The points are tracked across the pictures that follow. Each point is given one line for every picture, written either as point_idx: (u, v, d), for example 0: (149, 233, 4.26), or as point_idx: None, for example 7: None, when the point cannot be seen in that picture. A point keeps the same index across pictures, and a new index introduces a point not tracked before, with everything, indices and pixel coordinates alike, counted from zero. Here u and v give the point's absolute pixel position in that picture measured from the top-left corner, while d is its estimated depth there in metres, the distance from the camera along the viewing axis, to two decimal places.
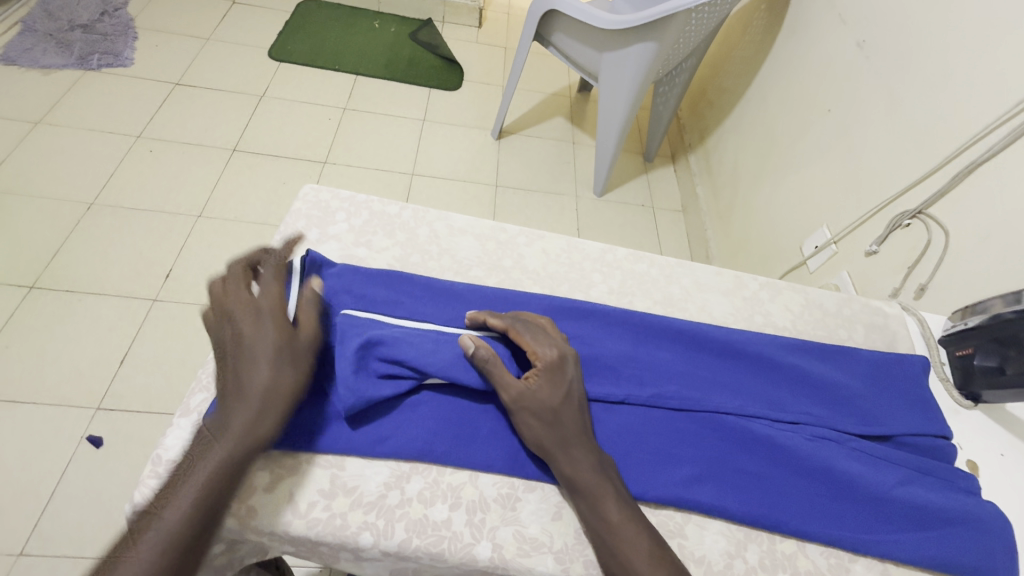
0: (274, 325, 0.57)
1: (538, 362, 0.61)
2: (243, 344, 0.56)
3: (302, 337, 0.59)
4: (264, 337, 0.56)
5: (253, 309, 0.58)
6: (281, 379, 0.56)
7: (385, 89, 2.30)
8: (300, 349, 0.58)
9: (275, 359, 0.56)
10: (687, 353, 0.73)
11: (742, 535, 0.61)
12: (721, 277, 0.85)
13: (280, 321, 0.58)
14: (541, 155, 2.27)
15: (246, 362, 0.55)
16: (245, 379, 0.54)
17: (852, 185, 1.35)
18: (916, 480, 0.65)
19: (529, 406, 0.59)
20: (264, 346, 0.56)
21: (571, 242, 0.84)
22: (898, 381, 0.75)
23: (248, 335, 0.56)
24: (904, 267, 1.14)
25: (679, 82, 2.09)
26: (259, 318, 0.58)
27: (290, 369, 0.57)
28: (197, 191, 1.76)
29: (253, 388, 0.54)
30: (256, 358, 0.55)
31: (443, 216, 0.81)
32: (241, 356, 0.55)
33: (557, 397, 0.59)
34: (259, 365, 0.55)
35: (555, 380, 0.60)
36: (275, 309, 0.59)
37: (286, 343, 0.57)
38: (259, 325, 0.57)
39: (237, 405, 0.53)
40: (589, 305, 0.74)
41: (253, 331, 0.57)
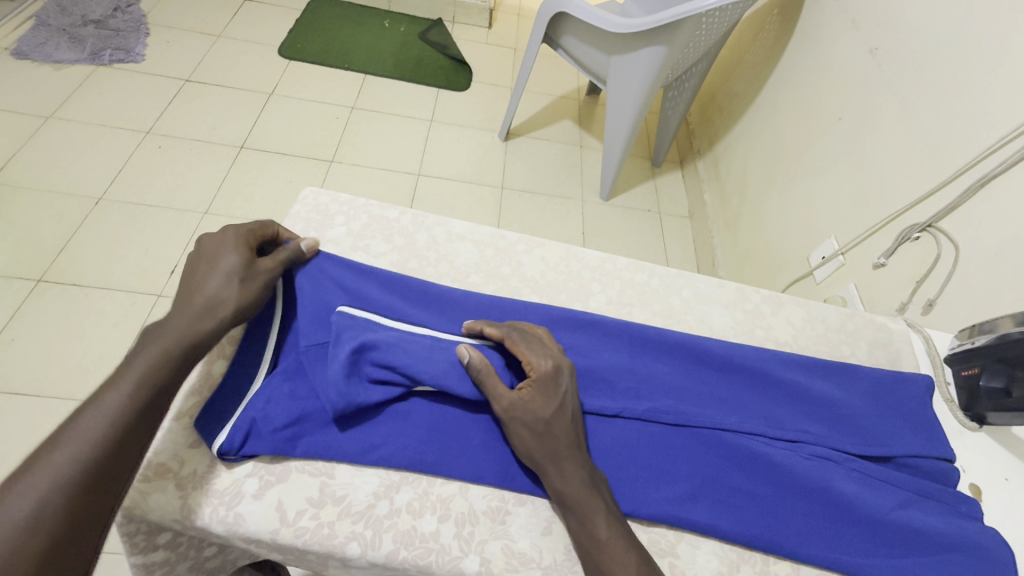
0: (235, 249, 0.60)
1: (533, 373, 0.60)
2: (202, 260, 0.59)
3: (262, 266, 0.62)
4: (221, 256, 0.59)
5: (222, 237, 0.62)
6: (227, 292, 0.57)
7: (394, 89, 2.31)
8: (255, 273, 0.60)
9: (225, 274, 0.58)
10: (685, 366, 0.72)
11: (735, 555, 0.59)
12: (723, 289, 0.83)
13: (243, 247, 0.61)
14: (548, 158, 2.26)
15: (198, 274, 0.58)
16: (194, 289, 0.57)
17: (861, 196, 1.33)
18: (915, 504, 0.64)
19: (520, 417, 0.58)
20: (220, 263, 0.58)
21: (571, 250, 0.83)
22: (901, 401, 0.73)
23: (209, 253, 0.59)
24: (912, 281, 1.13)
25: (689, 87, 2.07)
26: (224, 243, 0.61)
27: (238, 286, 0.58)
28: (205, 188, 1.77)
29: (199, 295, 0.56)
30: (208, 270, 0.58)
31: (442, 221, 0.81)
32: (197, 270, 0.58)
33: (550, 410, 0.58)
34: (209, 279, 0.57)
35: (548, 392, 0.59)
36: (243, 238, 0.62)
37: (241, 264, 0.59)
38: (222, 247, 0.60)
39: (177, 310, 0.55)
40: (586, 315, 0.73)
41: (214, 250, 0.60)
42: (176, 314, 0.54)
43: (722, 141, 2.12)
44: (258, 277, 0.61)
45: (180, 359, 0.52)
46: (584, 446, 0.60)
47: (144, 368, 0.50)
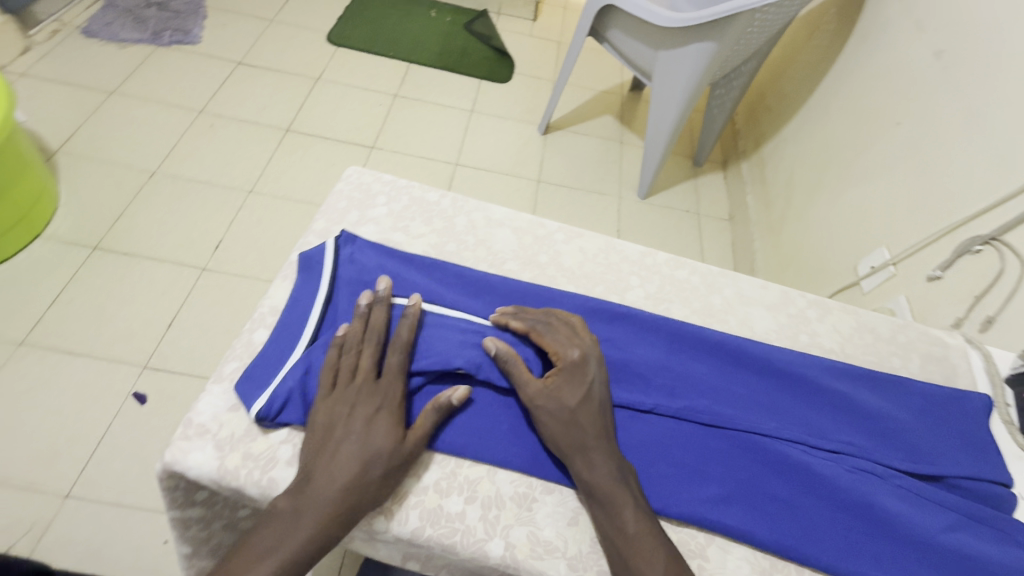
0: (383, 428, 0.54)
1: (560, 362, 0.60)
2: (345, 438, 0.53)
3: (412, 448, 0.55)
4: (367, 438, 0.53)
5: (373, 403, 0.56)
6: (373, 485, 0.52)
7: (436, 78, 2.32)
8: (401, 458, 0.54)
9: (372, 460, 0.53)
10: (722, 367, 0.70)
11: (767, 563, 0.57)
12: (767, 291, 0.80)
13: (392, 426, 0.55)
14: (586, 153, 2.24)
15: (340, 457, 0.52)
16: (336, 473, 0.51)
17: (918, 203, 1.27)
18: (966, 528, 0.60)
19: (545, 406, 0.58)
20: (367, 446, 0.53)
21: (610, 242, 0.81)
22: (955, 419, 0.69)
23: (353, 431, 0.54)
24: (971, 296, 1.08)
25: (737, 86, 2.01)
26: (375, 416, 0.55)
27: (385, 476, 0.53)
28: (251, 167, 1.82)
29: (342, 479, 0.51)
30: (353, 456, 0.52)
31: (482, 207, 0.80)
32: (340, 451, 0.53)
33: (575, 399, 0.58)
34: (353, 465, 0.52)
35: (574, 381, 0.59)
36: (391, 411, 0.56)
37: (389, 452, 0.53)
38: (373, 423, 0.54)
39: (319, 506, 0.50)
40: (623, 309, 0.72)
41: (362, 428, 0.54)
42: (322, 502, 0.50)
43: (769, 143, 2.05)
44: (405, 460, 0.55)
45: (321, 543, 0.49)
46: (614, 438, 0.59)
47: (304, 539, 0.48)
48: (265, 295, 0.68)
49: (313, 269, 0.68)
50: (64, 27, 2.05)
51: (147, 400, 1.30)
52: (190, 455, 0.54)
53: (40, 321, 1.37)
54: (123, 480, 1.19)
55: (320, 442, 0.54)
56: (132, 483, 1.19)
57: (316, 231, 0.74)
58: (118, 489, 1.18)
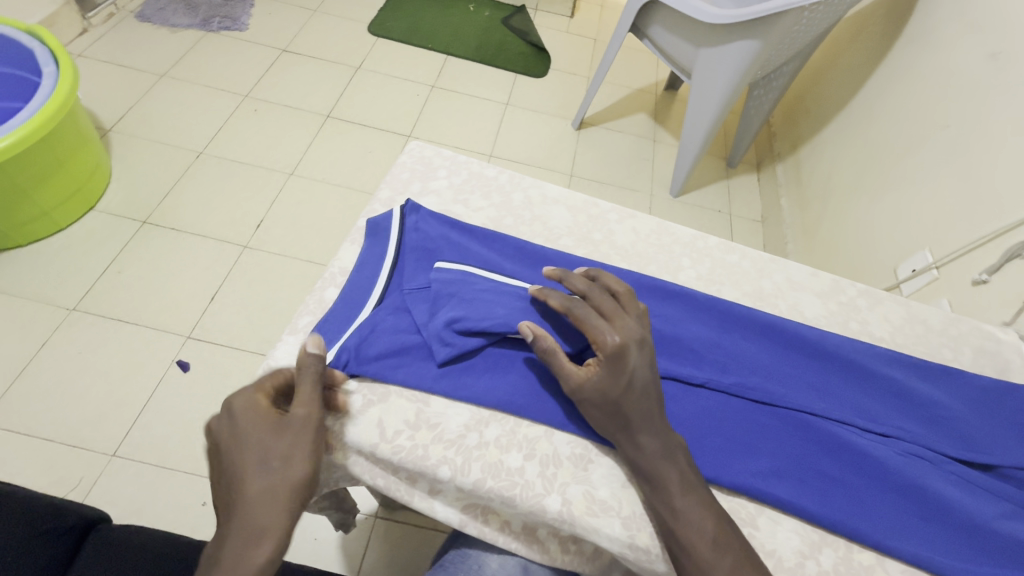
0: (259, 424, 0.51)
1: (600, 352, 0.57)
2: (229, 456, 0.50)
3: (302, 423, 0.52)
4: (244, 441, 0.50)
5: (232, 408, 0.52)
6: (283, 471, 0.49)
7: (473, 71, 2.35)
8: (295, 436, 0.51)
9: (265, 455, 0.49)
10: (775, 348, 0.71)
11: (817, 537, 0.58)
12: (817, 278, 0.81)
13: (264, 419, 0.51)
14: (620, 150, 2.25)
15: (235, 475, 0.49)
16: (238, 486, 0.48)
17: (966, 207, 1.25)
18: (1018, 516, 0.61)
19: (588, 398, 0.57)
20: (251, 447, 0.50)
21: (661, 224, 0.83)
22: (1010, 412, 0.69)
23: (232, 445, 0.50)
24: (1019, 300, 1.07)
25: (777, 86, 1.99)
26: (240, 418, 0.51)
27: (290, 460, 0.50)
28: (293, 151, 1.88)
29: (244, 489, 0.48)
30: (246, 466, 0.49)
31: (539, 185, 0.83)
32: (228, 468, 0.49)
33: (618, 388, 0.56)
34: (249, 472, 0.48)
35: (615, 371, 0.56)
36: (254, 406, 0.52)
37: (278, 439, 0.50)
38: (242, 425, 0.51)
39: (240, 523, 0.47)
40: (676, 288, 0.74)
41: (236, 437, 0.50)
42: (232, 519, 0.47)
43: (807, 145, 2.03)
44: (302, 438, 0.51)
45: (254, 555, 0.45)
46: (662, 420, 0.57)
47: (231, 559, 0.45)
48: (335, 256, 0.71)
49: (381, 234, 0.71)
50: (119, 11, 2.13)
51: (190, 368, 1.35)
52: None
53: (93, 288, 1.44)
54: (166, 443, 1.24)
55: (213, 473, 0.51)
56: (175, 446, 1.24)
57: (381, 200, 0.77)
58: (160, 450, 1.23)
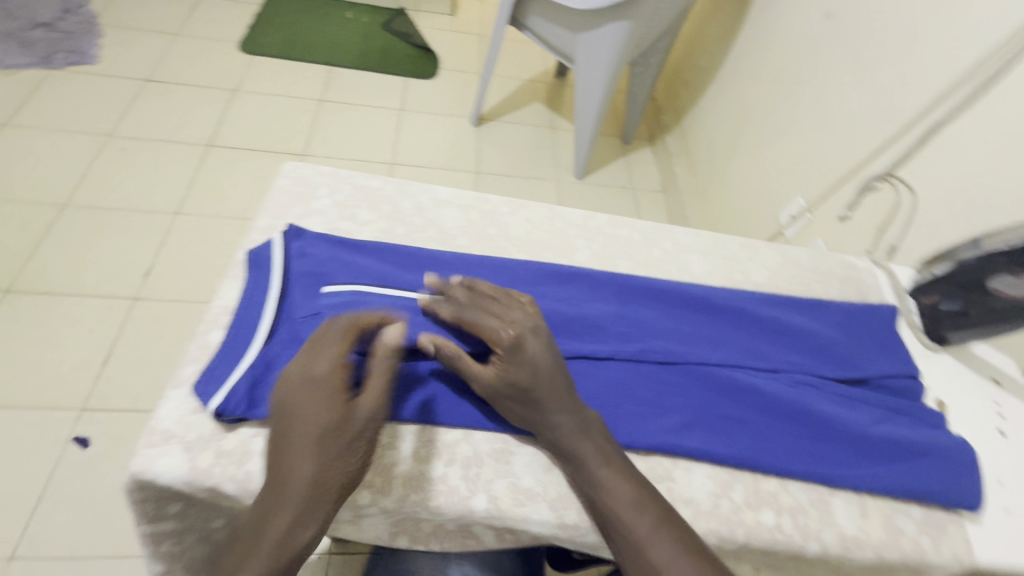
0: (328, 400, 0.52)
1: (499, 348, 0.58)
2: (314, 428, 0.51)
3: (371, 415, 0.53)
4: (327, 422, 0.51)
5: (325, 384, 0.53)
6: (339, 458, 0.51)
7: (361, 80, 2.29)
8: (360, 426, 0.52)
9: (325, 434, 0.51)
10: (670, 310, 0.76)
11: (727, 476, 0.63)
12: (701, 238, 0.86)
13: (334, 395, 0.52)
14: (521, 141, 2.28)
15: (291, 450, 0.50)
16: (314, 462, 0.50)
17: (825, 152, 1.40)
18: (889, 419, 0.69)
19: (503, 393, 0.58)
20: (334, 429, 0.51)
21: (553, 209, 0.85)
22: (871, 328, 0.79)
23: (300, 413, 0.52)
24: (876, 228, 1.22)
25: (655, 62, 2.11)
26: (331, 396, 0.52)
27: (349, 449, 0.51)
28: (175, 187, 1.73)
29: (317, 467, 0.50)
30: (302, 446, 0.50)
31: (427, 188, 0.82)
32: (311, 443, 0.50)
33: (525, 376, 0.57)
34: (327, 452, 0.50)
35: (518, 362, 0.57)
36: (337, 387, 0.53)
37: (353, 431, 0.52)
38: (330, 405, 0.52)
39: (296, 499, 0.49)
40: (573, 270, 0.76)
41: (326, 413, 0.51)
42: (302, 489, 0.49)
43: (690, 115, 2.18)
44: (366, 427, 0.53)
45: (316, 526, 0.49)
46: (569, 394, 0.59)
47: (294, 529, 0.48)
48: (216, 296, 0.67)
49: (264, 264, 0.67)
50: None
51: (90, 442, 1.21)
52: (136, 462, 0.53)
53: None
54: (72, 531, 1.11)
55: (288, 436, 0.51)
56: (85, 533, 1.11)
57: (260, 229, 0.73)
58: (68, 541, 1.10)
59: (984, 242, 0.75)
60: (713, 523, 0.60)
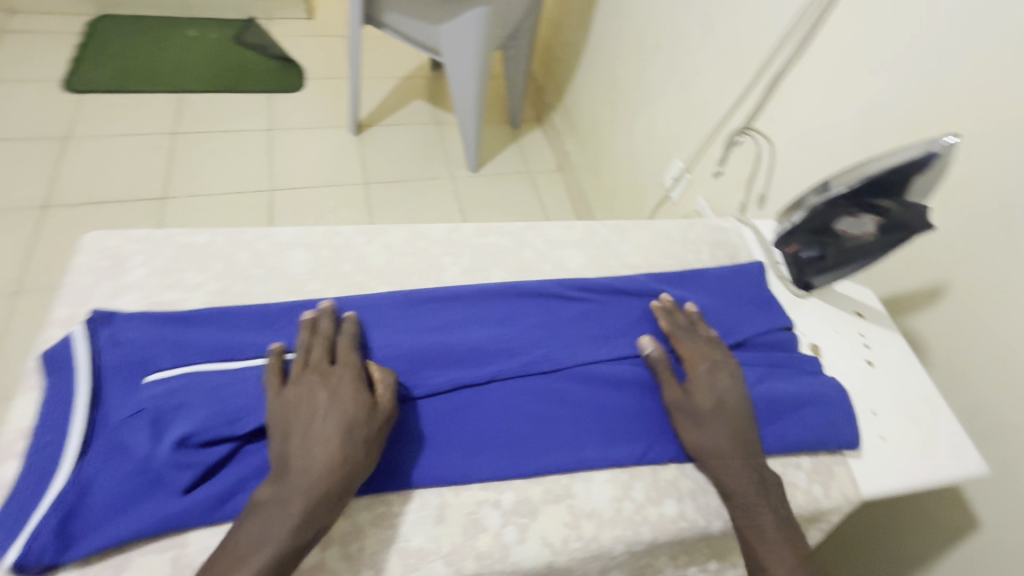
0: (349, 395, 0.54)
1: (695, 372, 0.66)
2: (326, 414, 0.53)
3: (382, 405, 0.55)
4: (339, 411, 0.53)
5: (334, 380, 0.56)
6: (356, 441, 0.52)
7: (217, 103, 2.08)
8: (374, 413, 0.54)
9: (350, 425, 0.53)
10: (551, 312, 0.72)
11: (627, 476, 0.62)
12: (572, 229, 0.84)
13: (356, 390, 0.55)
14: (407, 143, 2.18)
15: (304, 434, 0.52)
16: (327, 441, 0.51)
17: (691, 113, 1.44)
18: (772, 376, 0.72)
19: (685, 409, 0.64)
20: (347, 415, 0.53)
21: (413, 229, 0.78)
22: (744, 287, 0.81)
23: (322, 407, 0.53)
24: (745, 180, 1.27)
25: (524, 43, 2.08)
26: (343, 389, 0.55)
27: (362, 433, 0.53)
28: (10, 263, 1.49)
29: (332, 448, 0.51)
30: (316, 429, 0.52)
31: (265, 233, 0.73)
32: (325, 425, 0.52)
33: (710, 404, 0.63)
34: (339, 434, 0.52)
35: (710, 388, 0.65)
36: (351, 382, 0.56)
37: (368, 415, 0.54)
38: (342, 396, 0.54)
39: (313, 474, 0.49)
40: (442, 292, 0.71)
41: (337, 403, 0.54)
42: (318, 469, 0.50)
43: (569, 92, 2.18)
44: (380, 416, 0.55)
45: (329, 508, 0.49)
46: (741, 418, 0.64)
47: (309, 510, 0.48)
48: (7, 417, 0.55)
49: (64, 366, 0.56)
50: None
51: None
52: None
53: None
54: None
55: (298, 424, 0.52)
56: None
57: (58, 321, 0.61)
58: None
59: (833, 183, 0.76)
60: (618, 529, 0.58)
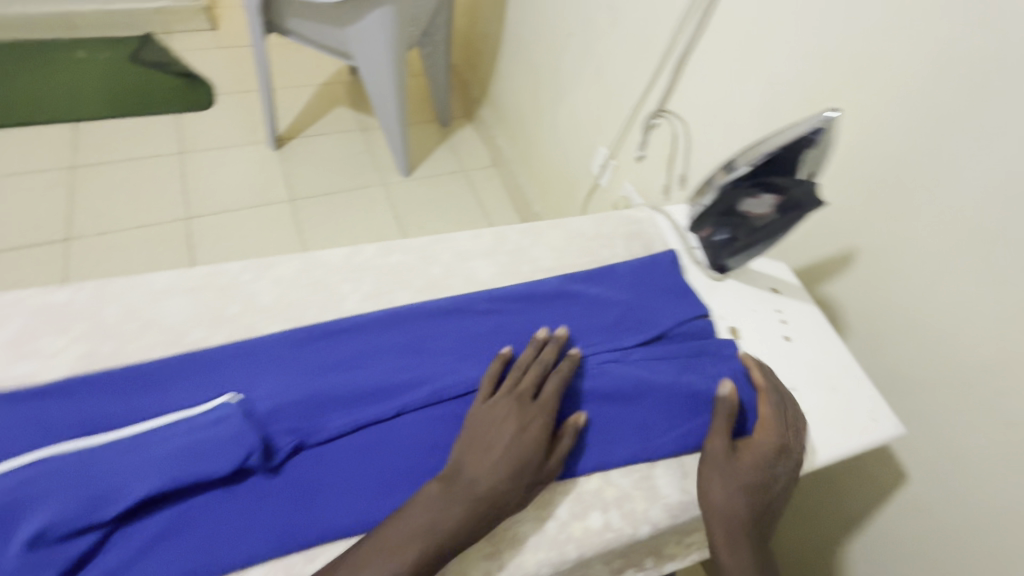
0: (533, 438, 0.57)
1: (756, 446, 0.63)
2: (504, 447, 0.56)
3: (548, 458, 0.58)
4: (517, 450, 0.56)
5: (526, 414, 0.59)
6: (512, 488, 0.54)
7: (117, 130, 1.92)
8: (540, 466, 0.57)
9: (517, 471, 0.55)
10: (461, 330, 0.69)
11: (549, 494, 0.60)
12: (481, 238, 0.80)
13: (541, 435, 0.58)
14: (332, 153, 2.08)
15: (482, 460, 0.55)
16: (494, 475, 0.54)
17: (609, 99, 1.42)
18: (690, 367, 0.71)
19: (724, 472, 0.61)
20: (518, 459, 0.56)
21: (308, 257, 0.73)
22: (659, 278, 0.80)
23: (508, 438, 0.57)
24: (666, 162, 1.27)
25: (440, 39, 2.01)
26: (532, 429, 0.58)
27: (523, 482, 0.55)
28: None
29: (495, 486, 0.54)
30: (493, 458, 0.55)
31: (137, 281, 0.66)
32: (501, 457, 0.55)
33: (753, 481, 0.61)
34: (506, 477, 0.54)
35: (760, 466, 0.62)
36: (541, 424, 0.59)
37: (534, 465, 0.56)
38: (527, 437, 0.57)
39: (468, 501, 0.52)
40: (341, 324, 0.66)
41: (517, 445, 0.56)
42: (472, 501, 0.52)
43: (494, 85, 2.13)
44: (544, 469, 0.57)
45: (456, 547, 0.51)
46: (768, 504, 0.61)
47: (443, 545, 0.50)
48: None
49: None
50: None
51: None
52: None
53: None
54: None
55: (485, 448, 0.56)
56: None
57: None
58: None
59: (737, 162, 0.76)
60: (541, 552, 0.56)
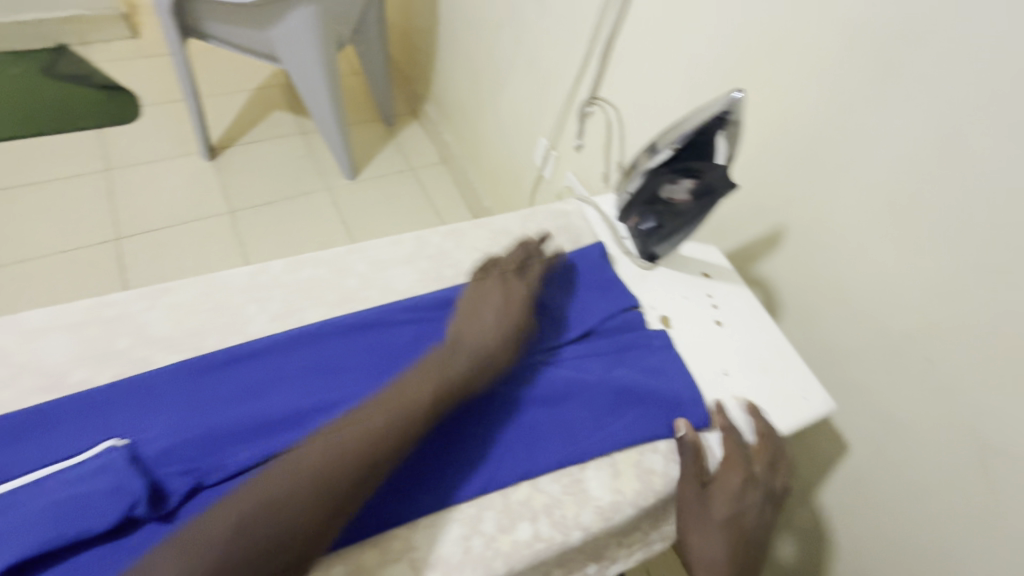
0: (519, 310, 0.70)
1: (724, 484, 0.63)
2: (496, 317, 0.68)
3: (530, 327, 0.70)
4: (506, 320, 0.68)
5: (512, 294, 0.71)
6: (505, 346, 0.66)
7: (30, 150, 1.78)
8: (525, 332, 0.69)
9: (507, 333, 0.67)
10: (377, 345, 0.66)
11: (475, 509, 0.57)
12: (400, 244, 0.77)
13: (525, 309, 0.71)
14: (270, 160, 1.98)
15: (479, 328, 0.66)
16: (491, 335, 0.66)
17: (545, 89, 1.39)
18: (617, 364, 0.71)
19: (696, 519, 0.62)
20: (508, 325, 0.68)
21: (209, 279, 0.68)
22: (586, 274, 0.79)
23: (498, 309, 0.69)
24: (604, 150, 1.25)
25: (374, 36, 1.93)
26: (516, 305, 0.71)
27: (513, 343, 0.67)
28: None
29: (490, 346, 0.65)
30: (488, 324, 0.67)
31: (11, 321, 0.60)
32: (494, 323, 0.67)
33: (725, 521, 0.61)
34: (498, 339, 0.66)
35: (728, 505, 0.62)
36: (523, 302, 0.71)
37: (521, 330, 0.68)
38: (514, 310, 0.70)
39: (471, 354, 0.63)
40: (245, 349, 0.62)
41: (506, 315, 0.69)
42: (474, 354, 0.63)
43: (435, 80, 2.07)
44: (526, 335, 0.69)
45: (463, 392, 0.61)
46: (748, 540, 0.62)
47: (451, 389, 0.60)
48: None
49: None
50: None
51: None
52: None
53: None
54: None
55: (480, 319, 0.68)
56: None
57: None
58: None
59: (658, 145, 0.73)
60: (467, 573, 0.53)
